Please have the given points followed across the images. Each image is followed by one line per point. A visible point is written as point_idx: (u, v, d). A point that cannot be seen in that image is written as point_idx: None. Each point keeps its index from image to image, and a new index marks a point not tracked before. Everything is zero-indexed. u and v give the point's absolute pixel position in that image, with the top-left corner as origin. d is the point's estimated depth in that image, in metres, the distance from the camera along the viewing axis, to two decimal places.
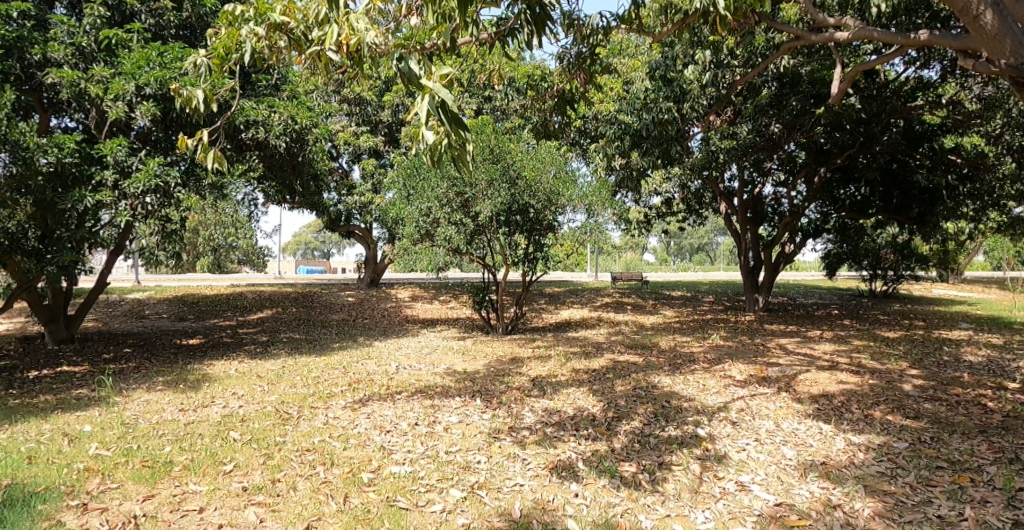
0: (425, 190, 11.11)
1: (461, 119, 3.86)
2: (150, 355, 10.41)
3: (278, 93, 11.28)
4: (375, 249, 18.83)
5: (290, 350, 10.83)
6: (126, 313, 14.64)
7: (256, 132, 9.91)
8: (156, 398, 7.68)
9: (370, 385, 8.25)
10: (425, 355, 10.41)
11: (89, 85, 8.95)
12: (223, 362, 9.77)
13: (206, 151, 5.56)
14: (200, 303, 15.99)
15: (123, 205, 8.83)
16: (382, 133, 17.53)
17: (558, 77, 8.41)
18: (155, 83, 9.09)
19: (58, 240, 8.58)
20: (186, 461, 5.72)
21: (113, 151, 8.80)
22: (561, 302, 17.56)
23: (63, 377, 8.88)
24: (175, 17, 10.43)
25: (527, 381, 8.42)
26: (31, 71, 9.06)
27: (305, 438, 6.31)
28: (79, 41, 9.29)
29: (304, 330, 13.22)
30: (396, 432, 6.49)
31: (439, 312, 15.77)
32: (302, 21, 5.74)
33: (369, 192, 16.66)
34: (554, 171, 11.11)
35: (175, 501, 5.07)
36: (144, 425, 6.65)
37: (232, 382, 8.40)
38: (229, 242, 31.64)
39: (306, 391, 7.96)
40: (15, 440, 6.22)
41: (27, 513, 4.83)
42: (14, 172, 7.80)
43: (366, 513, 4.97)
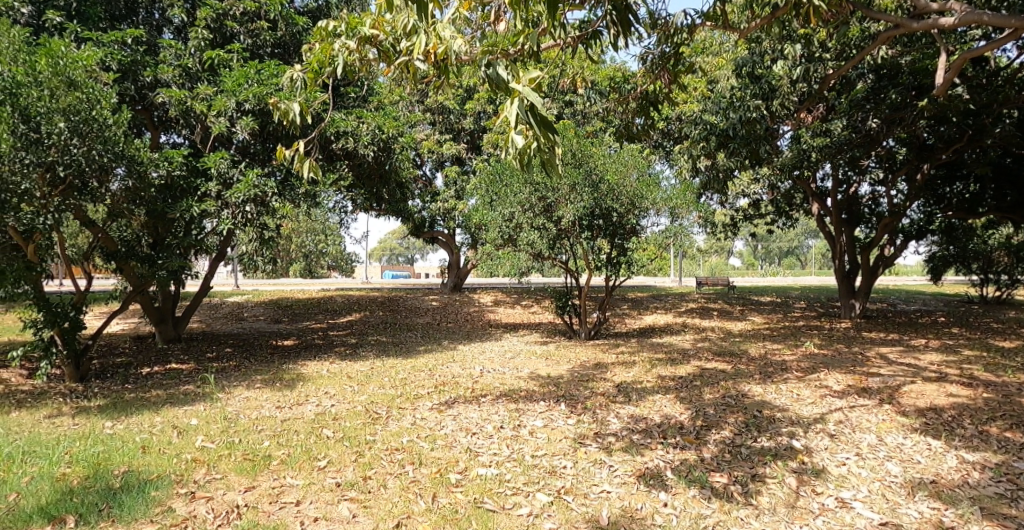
0: (509, 195, 11.16)
1: (550, 121, 3.85)
2: (249, 355, 10.99)
3: (366, 105, 11.73)
4: (459, 254, 19.11)
5: (378, 353, 11.17)
6: (228, 316, 15.57)
7: (346, 142, 10.32)
8: (255, 395, 8.10)
9: (455, 387, 8.39)
10: (509, 359, 10.50)
11: (195, 102, 9.59)
12: (315, 363, 10.18)
13: (302, 161, 5.78)
14: (294, 306, 16.77)
15: (225, 213, 9.33)
16: (465, 140, 17.85)
17: (641, 78, 8.33)
18: (253, 99, 9.60)
19: (168, 247, 9.26)
20: (283, 456, 5.98)
21: (217, 164, 9.35)
22: (644, 307, 17.25)
23: (172, 374, 9.54)
24: (271, 37, 10.98)
25: (612, 387, 8.31)
26: (144, 92, 9.89)
27: (393, 437, 6.47)
28: (185, 63, 10.00)
29: (391, 333, 13.58)
30: (482, 434, 6.56)
31: (522, 317, 15.82)
32: (390, 34, 5.93)
33: (453, 198, 16.89)
34: (637, 174, 10.94)
35: (274, 493, 5.28)
36: (244, 421, 7.02)
37: (325, 382, 8.74)
38: (320, 249, 33.12)
39: (394, 392, 8.18)
40: (131, 431, 6.70)
41: (143, 498, 5.15)
42: (130, 186, 8.21)
43: (454, 513, 5.01)
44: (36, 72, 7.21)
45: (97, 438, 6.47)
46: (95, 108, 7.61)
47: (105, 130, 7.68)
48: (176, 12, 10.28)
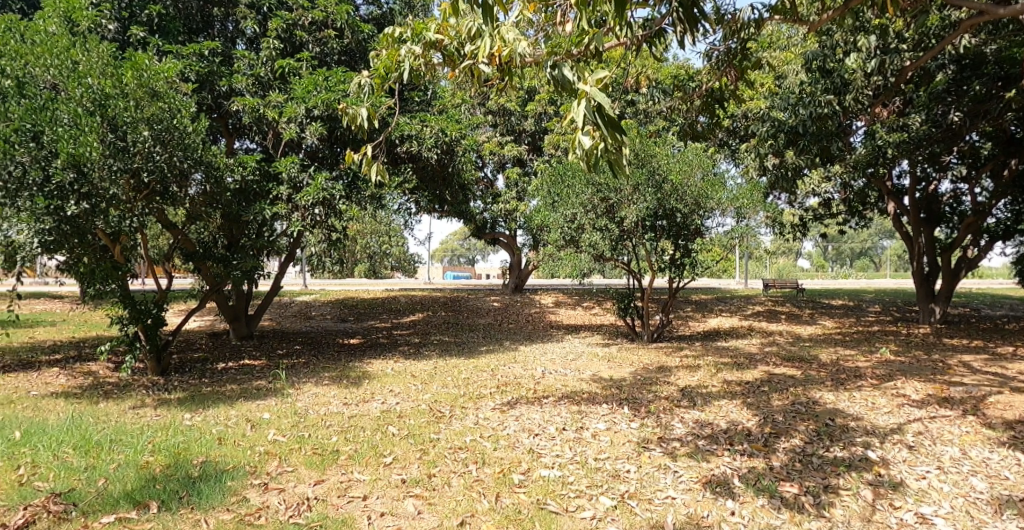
0: (571, 196, 11.14)
1: (618, 121, 3.82)
2: (318, 352, 11.35)
3: (429, 108, 11.91)
4: (519, 255, 19.17)
5: (441, 352, 11.34)
6: (297, 314, 16.13)
7: (410, 145, 10.51)
8: (323, 392, 8.35)
9: (517, 388, 8.42)
10: (570, 361, 10.45)
11: (267, 110, 9.97)
12: (380, 361, 10.42)
13: (370, 165, 5.87)
14: (359, 306, 17.21)
15: (295, 216, 9.66)
16: (526, 142, 17.92)
17: (707, 75, 8.15)
18: (321, 105, 9.90)
19: (242, 248, 9.68)
20: (351, 451, 6.15)
21: (287, 169, 9.66)
22: (708, 310, 16.87)
23: (246, 369, 9.95)
24: (338, 44, 11.29)
25: (675, 391, 8.16)
26: (220, 100, 10.36)
27: (457, 436, 6.55)
28: (258, 72, 10.41)
29: (453, 333, 13.74)
30: (544, 435, 6.56)
31: (583, 318, 15.72)
32: (455, 37, 6.05)
33: (514, 199, 16.95)
34: (701, 173, 10.73)
35: (342, 487, 5.42)
36: (314, 416, 7.25)
37: (389, 380, 8.93)
38: (384, 250, 34.01)
39: (457, 391, 8.28)
40: (209, 423, 7.02)
41: (220, 487, 5.36)
42: (207, 190, 8.66)
43: (518, 514, 5.03)
44: (122, 84, 7.60)
45: (177, 429, 6.80)
46: (176, 117, 8.02)
47: (185, 137, 8.09)
48: (249, 23, 10.70)
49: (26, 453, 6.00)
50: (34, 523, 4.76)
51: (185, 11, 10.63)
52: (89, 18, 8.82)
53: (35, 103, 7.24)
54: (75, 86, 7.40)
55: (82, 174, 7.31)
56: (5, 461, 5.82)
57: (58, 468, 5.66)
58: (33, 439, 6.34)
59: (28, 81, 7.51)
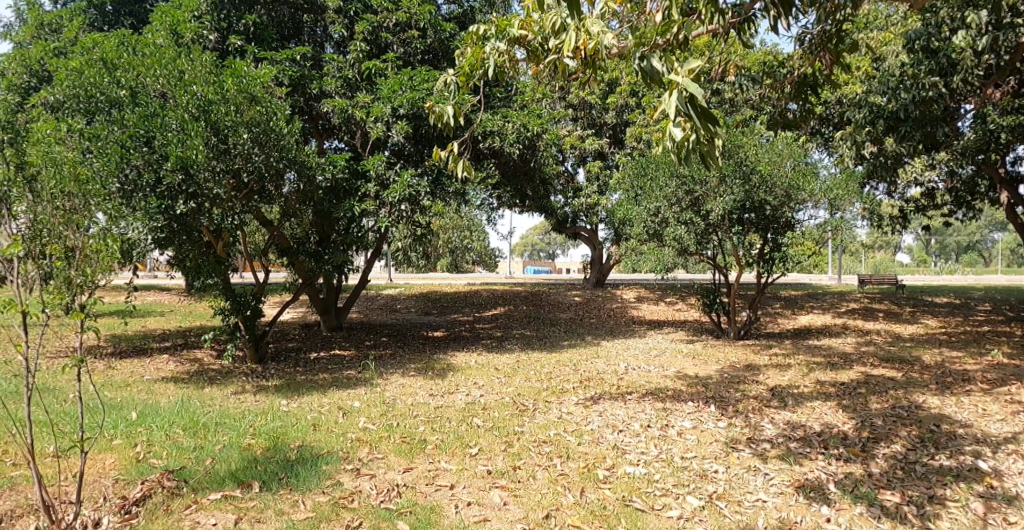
0: (655, 189, 10.94)
1: (712, 112, 3.73)
2: (403, 344, 11.72)
3: (511, 104, 12.01)
4: (601, 250, 19.03)
5: (522, 346, 11.45)
6: (383, 307, 16.68)
7: (493, 141, 10.62)
8: (410, 382, 8.62)
9: (600, 383, 8.38)
10: (654, 357, 10.30)
11: (355, 110, 10.33)
12: (464, 354, 10.63)
13: (456, 161, 5.86)
14: (442, 299, 17.61)
15: (383, 213, 9.96)
16: (607, 135, 17.75)
17: (799, 60, 7.79)
18: (407, 104, 10.14)
19: (333, 244, 10.13)
20: (437, 441, 6.31)
21: (375, 167, 9.98)
22: (799, 306, 16.19)
23: (336, 359, 10.40)
24: (422, 44, 11.55)
25: (765, 390, 7.90)
26: (311, 103, 10.85)
27: (541, 430, 6.60)
28: (346, 74, 10.80)
29: (534, 327, 13.83)
30: (629, 432, 6.51)
31: (667, 314, 15.45)
32: (538, 33, 6.08)
33: (596, 193, 16.82)
34: (791, 163, 10.30)
35: (430, 475, 5.58)
36: (401, 406, 7.50)
37: (473, 373, 9.11)
38: (465, 245, 34.66)
39: (540, 385, 8.34)
40: (304, 409, 7.40)
41: (315, 470, 5.63)
42: (301, 188, 9.14)
43: (603, 510, 5.02)
44: (224, 90, 7.97)
45: (275, 414, 7.20)
46: (272, 120, 8.43)
47: (281, 139, 8.52)
48: (337, 27, 11.10)
49: (142, 432, 6.51)
50: (151, 496, 5.15)
51: (277, 19, 11.15)
52: (191, 30, 9.43)
53: (147, 111, 7.69)
54: (182, 94, 7.80)
55: (189, 176, 7.78)
56: (124, 438, 6.33)
57: (170, 447, 6.10)
58: (148, 419, 6.88)
59: (140, 90, 7.98)
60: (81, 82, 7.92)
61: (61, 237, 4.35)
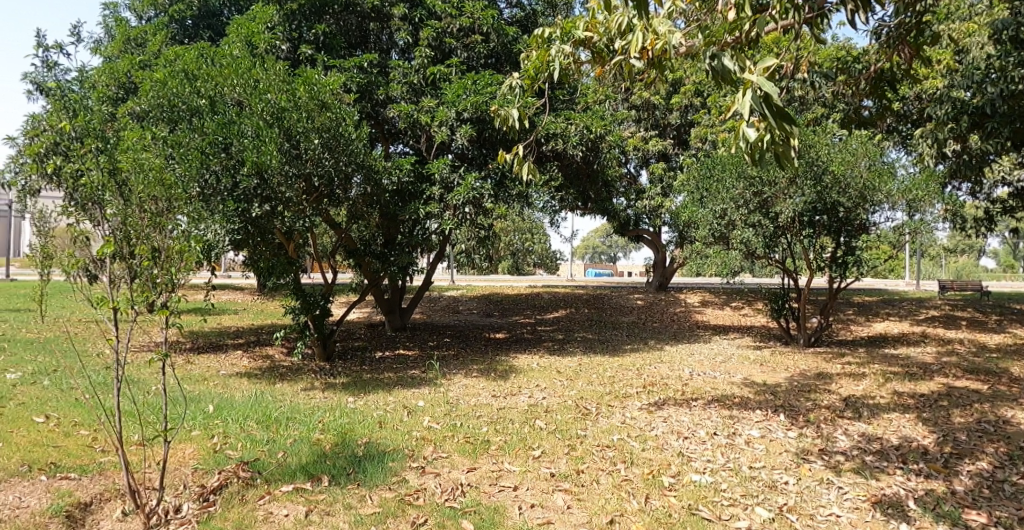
0: (721, 191, 10.70)
1: (787, 111, 3.63)
2: (466, 345, 11.88)
3: (574, 107, 12.01)
4: (664, 253, 18.76)
5: (585, 349, 11.42)
6: (446, 308, 16.96)
7: (556, 144, 10.65)
8: (473, 383, 8.73)
9: (664, 389, 8.27)
10: (719, 363, 10.09)
11: (421, 115, 10.54)
12: (526, 356, 10.69)
13: (521, 165, 5.78)
14: (504, 301, 17.74)
15: (447, 215, 9.99)
16: (671, 136, 17.50)
17: (876, 56, 7.47)
18: (471, 108, 10.26)
19: (398, 245, 10.41)
20: (501, 441, 6.38)
21: (440, 170, 10.10)
22: (874, 313, 15.51)
23: (401, 358, 10.65)
24: (485, 48, 11.69)
25: (837, 400, 7.62)
26: (378, 109, 11.14)
27: (603, 434, 6.58)
28: (411, 79, 11.04)
29: (596, 330, 13.77)
30: (694, 439, 6.40)
31: (732, 319, 15.10)
32: (604, 34, 6.01)
33: (659, 195, 16.60)
34: (867, 163, 9.90)
35: (494, 476, 5.64)
36: (465, 406, 7.62)
37: (536, 375, 9.15)
38: (526, 247, 34.83)
39: (602, 389, 8.30)
40: (371, 407, 7.61)
41: (383, 467, 5.77)
42: (367, 191, 9.29)
43: (668, 517, 4.95)
44: (296, 97, 8.27)
45: (343, 410, 7.43)
46: (341, 125, 8.70)
47: (350, 144, 8.76)
48: (403, 34, 11.35)
49: (220, 424, 6.84)
50: (227, 485, 5.39)
51: (345, 28, 11.50)
52: (265, 40, 9.83)
53: (225, 119, 8.05)
54: (257, 102, 8.10)
55: (264, 181, 8.12)
56: (203, 430, 6.66)
57: (245, 440, 6.38)
58: (224, 412, 7.22)
59: (218, 99, 8.38)
60: (165, 93, 8.40)
61: (147, 238, 4.61)
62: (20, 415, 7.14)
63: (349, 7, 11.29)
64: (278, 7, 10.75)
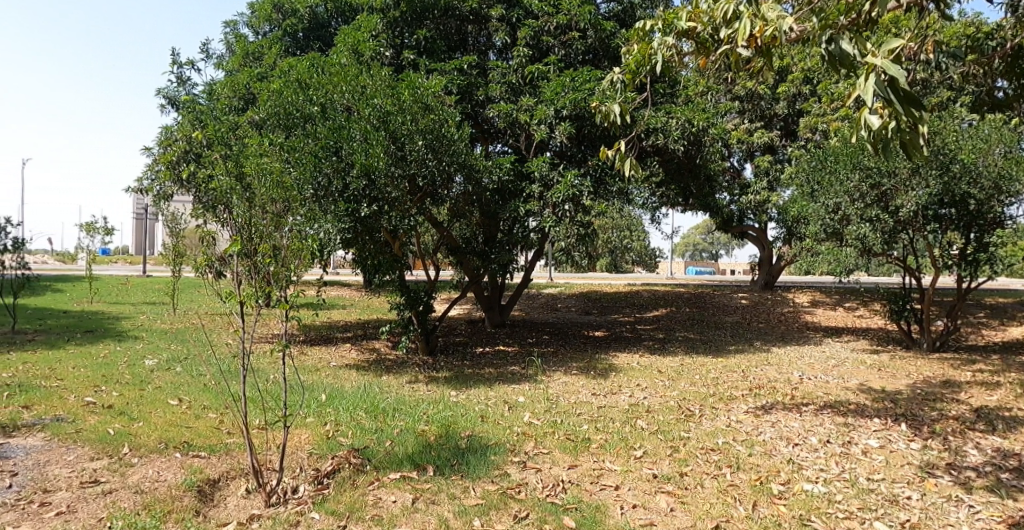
0: (834, 184, 10.08)
1: (916, 96, 3.41)
2: (565, 343, 11.90)
3: (674, 100, 11.70)
4: (771, 250, 17.95)
5: (686, 349, 11.14)
6: (544, 306, 17.05)
7: (656, 139, 10.43)
8: (572, 381, 8.74)
9: (772, 392, 7.93)
10: (832, 366, 9.54)
11: (520, 113, 10.63)
12: (626, 355, 10.57)
13: (623, 160, 5.62)
14: (603, 299, 17.60)
15: (547, 213, 10.11)
16: (778, 127, 16.71)
17: (1014, 32, 6.79)
18: (570, 105, 10.25)
19: (499, 244, 10.55)
20: (602, 440, 6.35)
21: (539, 167, 10.19)
22: (1011, 316, 14.12)
23: (501, 355, 10.81)
24: (582, 45, 11.62)
25: (968, 410, 7.00)
26: (478, 109, 11.35)
27: (708, 437, 6.39)
28: (510, 79, 11.17)
29: (698, 330, 13.39)
30: (806, 446, 6.10)
31: (846, 320, 14.22)
32: (709, 23, 5.75)
33: (765, 190, 15.89)
34: (1001, 150, 9.08)
35: (595, 474, 5.62)
36: (565, 403, 7.63)
37: (636, 374, 9.02)
38: (625, 244, 34.61)
39: (706, 390, 8.07)
40: (473, 401, 7.78)
41: (486, 460, 5.89)
42: (468, 190, 9.55)
43: (777, 526, 4.75)
44: (401, 101, 8.62)
45: (446, 403, 7.64)
46: (444, 126, 8.96)
47: (452, 144, 9.01)
48: (501, 34, 11.48)
49: (332, 412, 7.22)
50: (339, 470, 5.68)
51: (445, 31, 11.77)
52: (370, 47, 10.23)
53: (336, 123, 8.45)
54: (364, 107, 8.51)
55: (372, 182, 8.46)
56: (317, 417, 7.06)
57: (356, 428, 6.71)
58: (336, 401, 7.62)
59: (329, 105, 8.76)
60: (281, 101, 8.80)
61: (269, 236, 4.95)
62: (158, 397, 7.86)
63: (449, 11, 11.54)
64: (382, 16, 11.24)
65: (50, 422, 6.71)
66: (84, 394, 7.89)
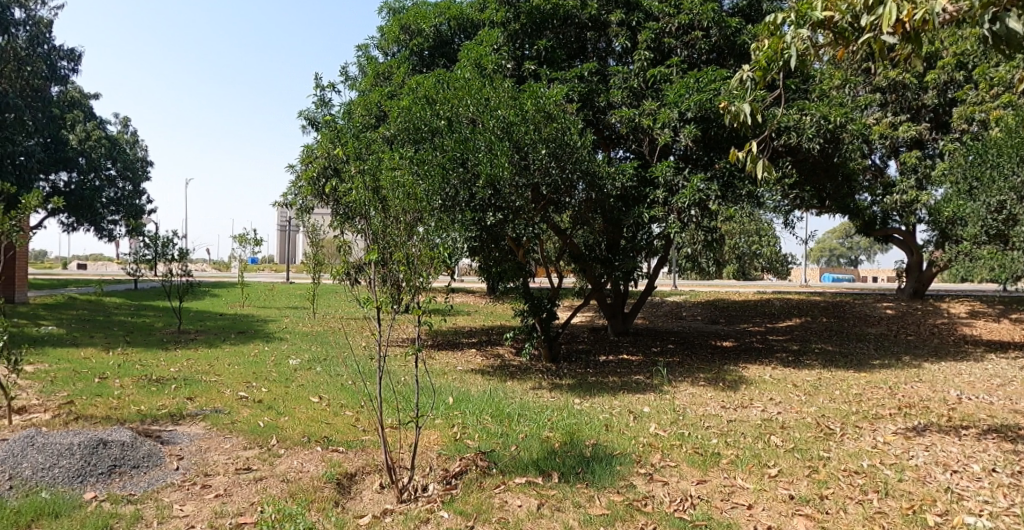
0: (996, 180, 9.05)
1: None
2: (691, 352, 11.53)
3: (808, 96, 11.04)
4: (919, 255, 16.44)
5: (825, 362, 10.43)
6: (668, 314, 16.65)
7: (789, 138, 9.85)
8: (700, 392, 8.45)
9: (926, 412, 7.24)
10: (998, 385, 8.55)
11: (642, 118, 10.46)
12: (756, 366, 10.08)
13: (755, 162, 5.36)
14: (730, 308, 16.89)
15: (672, 218, 9.76)
16: (927, 119, 15.28)
17: None
18: (694, 107, 9.92)
19: (623, 250, 10.50)
20: (733, 455, 6.09)
21: (664, 173, 9.91)
22: None
23: (624, 363, 10.66)
24: (706, 44, 11.26)
25: None
26: (600, 116, 11.31)
27: (851, 458, 5.95)
28: (632, 83, 11.01)
29: (837, 342, 12.51)
30: (967, 474, 5.51)
31: (1014, 334, 12.71)
32: (848, 10, 5.33)
33: (914, 188, 14.56)
34: None
35: (725, 491, 5.39)
36: (692, 415, 7.40)
37: (769, 388, 8.57)
38: (753, 250, 33.08)
39: (848, 408, 7.52)
40: (597, 409, 7.74)
41: (611, 470, 5.83)
42: (592, 197, 9.49)
43: None
44: (524, 111, 8.74)
45: (570, 411, 7.65)
46: (566, 134, 9.00)
47: (575, 151, 9.04)
48: (621, 39, 11.37)
49: (459, 415, 7.46)
50: (467, 471, 5.83)
51: (565, 40, 11.84)
52: (493, 61, 10.50)
53: (461, 136, 8.74)
54: (489, 119, 8.74)
55: (497, 191, 8.67)
56: (445, 419, 7.32)
57: (482, 431, 6.88)
58: (463, 404, 7.87)
59: (455, 118, 9.09)
60: (410, 117, 9.22)
61: (402, 245, 5.19)
62: (302, 394, 8.49)
63: (568, 20, 11.59)
64: (504, 29, 11.53)
65: (210, 413, 7.44)
66: (239, 388, 8.68)
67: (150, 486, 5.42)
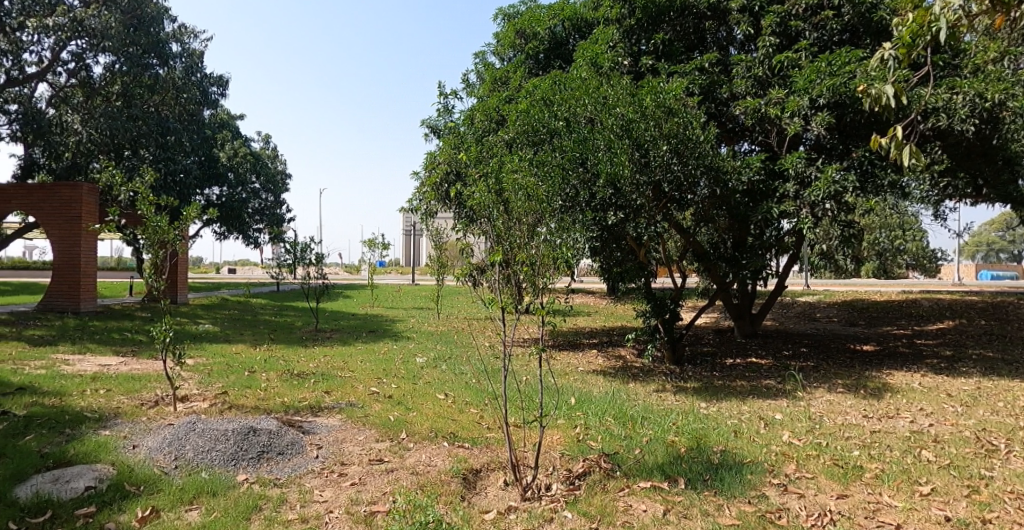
0: None
1: None
2: (827, 357, 10.82)
3: (961, 73, 10.06)
4: None
5: (985, 370, 9.42)
6: (800, 316, 15.72)
7: (937, 119, 9.03)
8: (838, 400, 7.92)
9: None
10: None
11: (768, 107, 9.92)
12: (903, 373, 9.29)
13: (900, 150, 4.67)
14: (870, 309, 15.67)
15: (804, 212, 9.17)
16: None
17: None
18: (827, 92, 9.30)
19: (750, 248, 10.00)
20: (877, 470, 5.65)
21: (793, 164, 9.33)
22: None
23: (753, 367, 10.19)
24: (838, 24, 10.51)
25: None
26: (722, 108, 10.88)
27: (1019, 480, 5.34)
28: (756, 72, 10.48)
29: (999, 347, 11.25)
30: None
31: None
32: None
33: None
34: None
35: (870, 508, 5.02)
36: (830, 424, 6.96)
37: (918, 397, 7.88)
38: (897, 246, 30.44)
39: (1014, 422, 6.75)
40: (724, 414, 7.45)
41: (741, 478, 5.60)
42: (716, 192, 9.10)
43: None
44: (643, 108, 8.59)
45: (695, 415, 7.42)
46: (688, 128, 8.74)
47: (697, 146, 8.76)
48: (743, 27, 10.85)
49: (581, 416, 7.46)
50: (591, 473, 5.82)
51: (683, 32, 11.48)
52: (609, 58, 10.41)
53: (580, 136, 8.73)
54: (608, 117, 8.65)
55: (617, 190, 8.58)
56: (567, 419, 7.35)
57: (605, 433, 6.84)
58: (585, 406, 7.86)
59: (573, 119, 9.05)
60: (529, 120, 9.36)
61: (524, 247, 5.27)
62: (428, 392, 8.85)
63: (686, 10, 11.23)
64: (619, 26, 11.46)
65: (345, 406, 7.93)
66: (370, 384, 9.19)
67: (293, 472, 5.87)
